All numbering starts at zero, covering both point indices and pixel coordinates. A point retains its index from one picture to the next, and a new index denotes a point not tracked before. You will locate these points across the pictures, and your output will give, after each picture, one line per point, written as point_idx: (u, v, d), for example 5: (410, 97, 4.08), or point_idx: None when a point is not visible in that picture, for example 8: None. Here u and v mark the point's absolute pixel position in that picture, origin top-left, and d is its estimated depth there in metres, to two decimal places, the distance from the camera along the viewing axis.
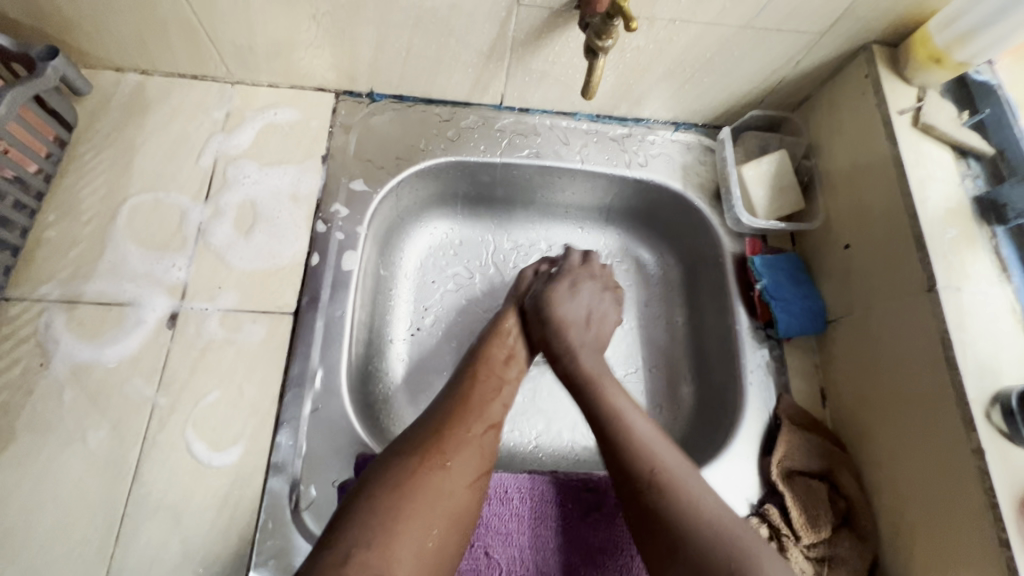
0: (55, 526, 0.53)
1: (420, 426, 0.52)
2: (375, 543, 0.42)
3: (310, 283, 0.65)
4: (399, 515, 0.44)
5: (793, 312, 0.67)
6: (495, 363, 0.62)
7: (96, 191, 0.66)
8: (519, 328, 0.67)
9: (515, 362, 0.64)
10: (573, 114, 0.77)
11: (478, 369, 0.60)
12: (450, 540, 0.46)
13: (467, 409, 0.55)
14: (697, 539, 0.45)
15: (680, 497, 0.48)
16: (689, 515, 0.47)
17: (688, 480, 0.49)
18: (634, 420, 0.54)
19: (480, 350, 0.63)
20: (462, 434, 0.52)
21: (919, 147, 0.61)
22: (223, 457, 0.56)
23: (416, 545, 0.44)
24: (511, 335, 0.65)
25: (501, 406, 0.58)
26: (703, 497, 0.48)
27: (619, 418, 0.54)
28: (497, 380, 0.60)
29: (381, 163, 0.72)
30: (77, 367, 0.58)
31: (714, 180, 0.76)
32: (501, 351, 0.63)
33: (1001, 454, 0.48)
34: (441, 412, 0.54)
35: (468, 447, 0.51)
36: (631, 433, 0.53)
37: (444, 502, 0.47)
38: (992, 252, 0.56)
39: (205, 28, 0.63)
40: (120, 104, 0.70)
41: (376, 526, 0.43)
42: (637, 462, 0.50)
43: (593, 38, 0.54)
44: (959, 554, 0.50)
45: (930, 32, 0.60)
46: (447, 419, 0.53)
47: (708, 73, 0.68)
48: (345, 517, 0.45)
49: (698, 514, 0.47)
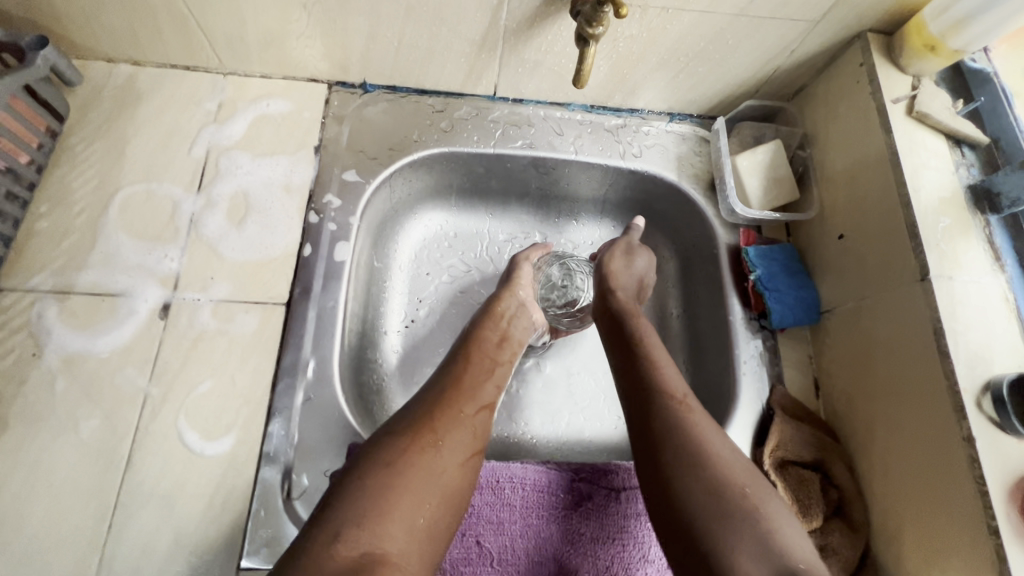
0: (48, 515, 0.53)
1: (411, 408, 0.52)
2: (365, 521, 0.42)
3: (303, 274, 0.65)
4: (389, 494, 0.44)
5: (787, 303, 0.67)
6: (487, 345, 0.61)
7: (88, 182, 0.66)
8: (513, 311, 0.66)
9: (507, 344, 0.63)
10: (567, 104, 0.77)
11: (470, 353, 0.60)
12: (443, 518, 0.47)
13: (459, 391, 0.55)
14: (698, 470, 0.47)
15: (694, 434, 0.49)
16: (699, 448, 0.48)
17: (703, 421, 0.51)
18: (662, 359, 0.56)
19: (473, 333, 0.63)
20: (454, 416, 0.52)
21: (914, 136, 0.60)
22: (215, 447, 0.57)
23: (407, 523, 0.44)
24: (504, 319, 0.65)
25: (494, 388, 0.58)
26: (712, 438, 0.49)
27: (646, 359, 0.56)
28: (489, 362, 0.60)
29: (374, 154, 0.72)
30: (69, 357, 0.58)
31: (708, 171, 0.75)
32: (493, 334, 0.63)
33: (991, 442, 0.48)
34: (433, 395, 0.53)
35: (461, 428, 0.51)
36: (657, 370, 0.55)
37: (436, 481, 0.47)
38: (985, 241, 0.56)
39: (195, 18, 0.62)
40: (112, 95, 0.70)
41: (367, 505, 0.43)
42: (660, 391, 0.53)
43: (585, 25, 0.53)
44: (947, 540, 0.50)
45: (925, 19, 0.59)
46: (438, 402, 0.53)
47: (702, 62, 0.68)
48: (337, 495, 0.44)
49: (706, 449, 0.48)
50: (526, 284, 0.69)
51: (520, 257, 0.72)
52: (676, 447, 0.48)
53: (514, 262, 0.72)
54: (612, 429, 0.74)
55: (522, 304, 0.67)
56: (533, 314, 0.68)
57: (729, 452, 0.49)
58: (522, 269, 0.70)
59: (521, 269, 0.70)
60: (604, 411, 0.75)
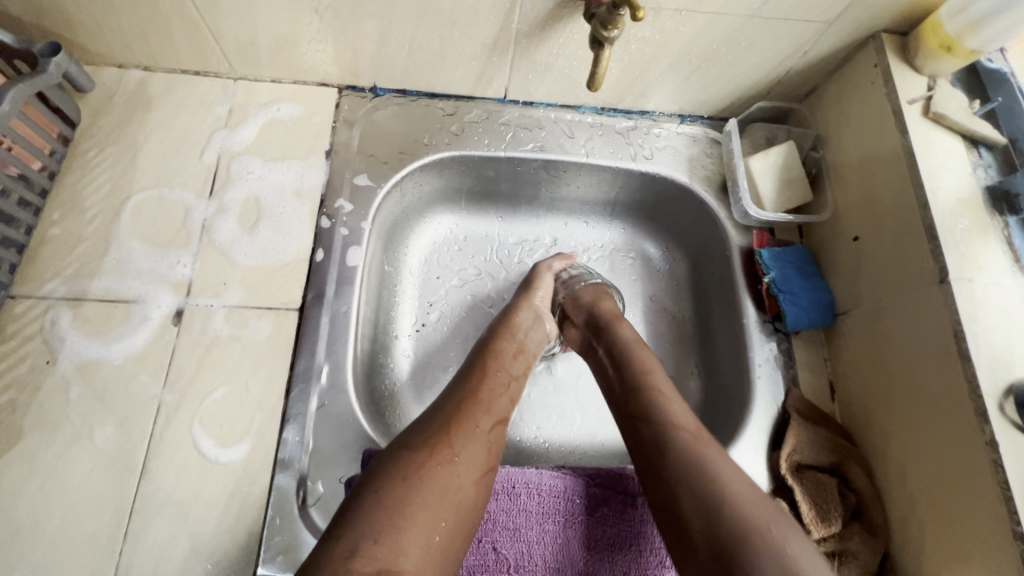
0: (63, 523, 0.53)
1: (430, 419, 0.52)
2: (381, 536, 0.42)
3: (315, 279, 0.65)
4: (405, 510, 0.44)
5: (802, 306, 0.66)
6: (504, 356, 0.61)
7: (100, 188, 0.66)
8: (528, 323, 0.66)
9: (523, 356, 0.63)
10: (577, 107, 0.76)
11: (488, 364, 0.59)
12: (457, 536, 0.46)
13: (476, 403, 0.54)
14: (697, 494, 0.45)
15: (708, 470, 0.47)
16: (713, 487, 0.45)
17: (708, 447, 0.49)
18: (668, 393, 0.55)
19: (489, 345, 0.62)
20: (469, 429, 0.51)
21: (931, 137, 0.60)
22: (230, 454, 0.56)
23: (422, 540, 0.43)
24: (520, 330, 0.65)
25: (509, 402, 0.57)
26: (728, 472, 0.47)
27: (649, 392, 0.55)
28: (506, 376, 0.59)
29: (385, 158, 0.71)
30: (83, 364, 0.58)
31: (720, 173, 0.75)
32: (509, 346, 0.62)
33: (1016, 447, 0.48)
34: (449, 407, 0.53)
35: (476, 442, 0.51)
36: (661, 404, 0.53)
37: (451, 497, 0.46)
38: (1005, 242, 0.56)
39: (206, 23, 0.62)
40: (123, 100, 0.70)
41: (382, 520, 0.43)
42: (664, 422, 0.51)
43: (599, 28, 0.53)
44: (972, 546, 0.49)
45: (941, 19, 0.59)
46: (455, 414, 0.52)
47: (714, 64, 0.68)
48: (353, 510, 0.44)
49: (721, 486, 0.45)
50: (542, 294, 0.70)
51: (542, 265, 0.73)
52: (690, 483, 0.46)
53: (536, 269, 0.73)
54: None
55: (538, 316, 0.67)
56: (547, 328, 0.68)
57: (749, 489, 0.46)
58: (543, 276, 0.72)
59: (542, 279, 0.71)
60: None
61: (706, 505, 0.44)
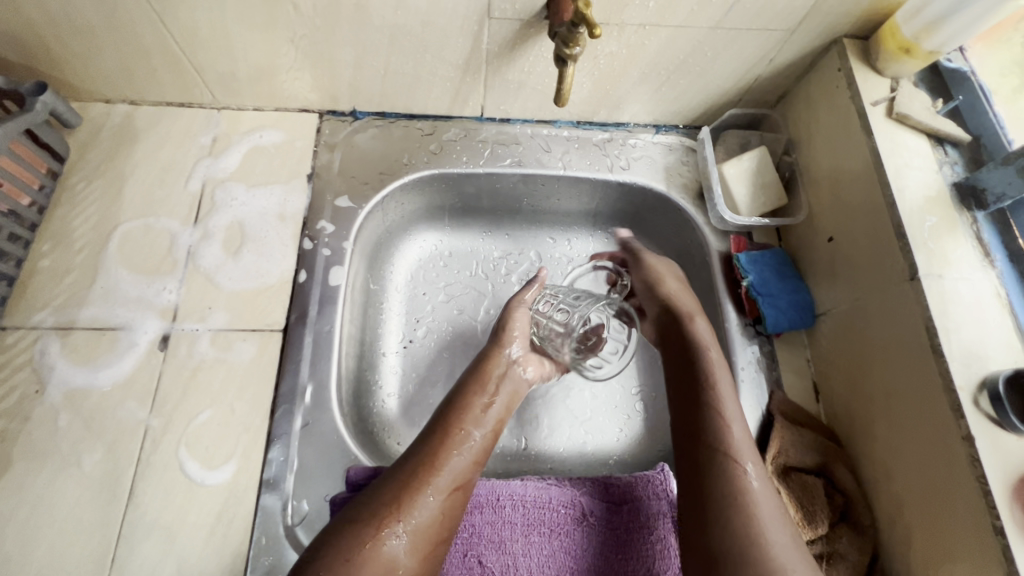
0: (52, 551, 0.53)
1: (384, 485, 0.51)
2: None
3: (299, 300, 0.66)
4: None
5: (780, 308, 0.67)
6: (470, 412, 0.59)
7: (88, 220, 0.68)
8: (500, 372, 0.64)
9: (494, 408, 0.61)
10: (553, 122, 0.78)
11: (449, 423, 0.57)
12: None
13: (429, 471, 0.53)
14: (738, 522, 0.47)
15: (746, 502, 0.49)
16: (749, 525, 0.47)
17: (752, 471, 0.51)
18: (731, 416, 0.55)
19: (421, 449, 0.55)
20: (420, 498, 0.51)
21: (896, 137, 0.61)
22: (215, 476, 0.57)
23: None
24: (492, 381, 0.62)
25: (474, 463, 0.56)
26: (769, 515, 0.48)
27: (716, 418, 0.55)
28: (466, 436, 0.57)
29: (365, 179, 0.73)
30: (72, 392, 0.59)
31: (696, 180, 0.76)
32: (480, 399, 0.60)
33: (992, 441, 0.48)
34: (398, 475, 0.52)
35: (427, 514, 0.50)
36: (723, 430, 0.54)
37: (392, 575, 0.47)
38: (973, 237, 0.56)
39: (187, 57, 0.65)
40: (110, 133, 0.72)
41: None
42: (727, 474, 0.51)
43: (562, 46, 0.55)
44: (955, 548, 0.49)
45: (897, 23, 0.60)
46: (405, 483, 0.51)
47: (683, 75, 0.69)
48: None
49: (759, 532, 0.47)
50: (517, 339, 0.66)
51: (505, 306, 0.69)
52: (725, 524, 0.48)
53: (508, 309, 0.69)
54: (614, 442, 0.73)
55: (512, 363, 0.65)
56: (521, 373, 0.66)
57: (778, 514, 0.48)
58: (516, 317, 0.68)
59: (515, 318, 0.68)
60: (608, 424, 0.74)
61: (741, 538, 0.46)
